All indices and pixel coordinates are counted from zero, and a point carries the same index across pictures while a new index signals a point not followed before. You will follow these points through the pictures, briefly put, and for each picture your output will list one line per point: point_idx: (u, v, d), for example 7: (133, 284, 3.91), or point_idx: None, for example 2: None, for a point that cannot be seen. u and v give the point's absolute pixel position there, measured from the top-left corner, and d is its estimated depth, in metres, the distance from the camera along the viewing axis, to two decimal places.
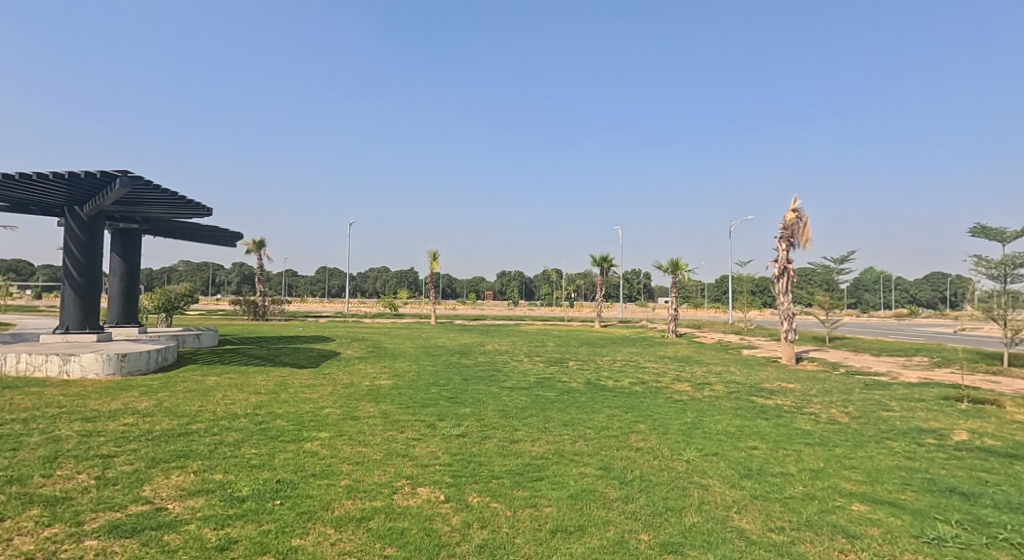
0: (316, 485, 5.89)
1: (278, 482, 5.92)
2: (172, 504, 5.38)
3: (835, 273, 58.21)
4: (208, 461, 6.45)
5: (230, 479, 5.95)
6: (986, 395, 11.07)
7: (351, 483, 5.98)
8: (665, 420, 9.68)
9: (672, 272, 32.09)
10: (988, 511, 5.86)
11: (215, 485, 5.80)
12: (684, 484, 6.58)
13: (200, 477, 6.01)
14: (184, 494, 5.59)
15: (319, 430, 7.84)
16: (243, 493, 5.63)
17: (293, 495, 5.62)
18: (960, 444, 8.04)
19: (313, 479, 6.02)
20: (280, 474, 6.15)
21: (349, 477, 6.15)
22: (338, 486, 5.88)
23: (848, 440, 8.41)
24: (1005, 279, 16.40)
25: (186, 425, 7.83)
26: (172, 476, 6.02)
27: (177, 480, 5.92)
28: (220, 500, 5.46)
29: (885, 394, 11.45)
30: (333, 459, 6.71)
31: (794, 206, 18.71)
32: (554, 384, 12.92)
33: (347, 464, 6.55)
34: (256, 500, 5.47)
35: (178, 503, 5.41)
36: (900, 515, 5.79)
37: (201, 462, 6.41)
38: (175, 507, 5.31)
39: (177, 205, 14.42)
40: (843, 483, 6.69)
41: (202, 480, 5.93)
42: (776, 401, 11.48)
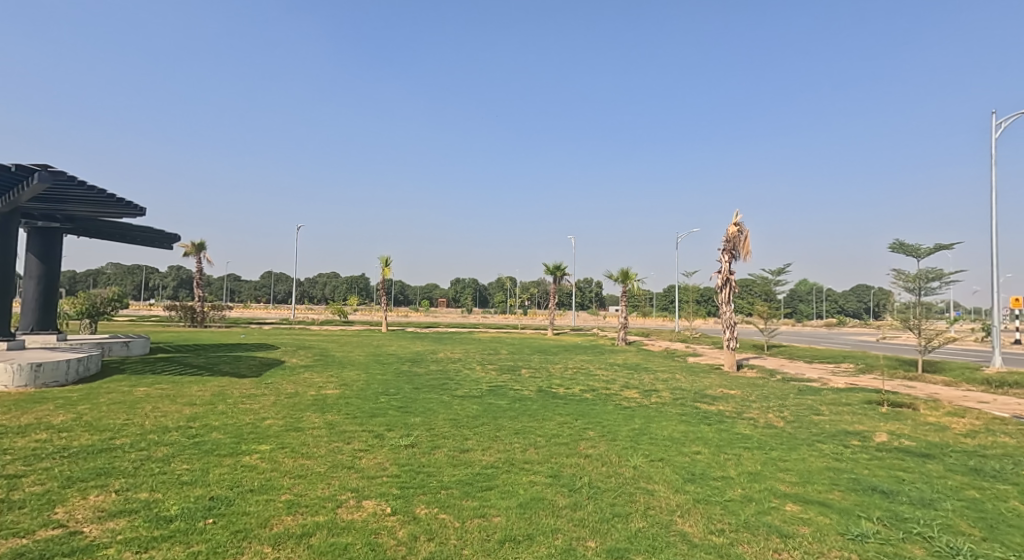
0: (254, 501, 5.75)
1: (211, 499, 5.75)
2: (88, 526, 5.14)
3: (772, 283, 60.72)
4: (133, 479, 6.18)
5: (157, 498, 5.73)
6: (903, 399, 11.82)
7: (292, 498, 5.86)
8: (613, 426, 9.90)
9: (622, 281, 32.77)
10: (905, 507, 6.25)
11: (139, 505, 5.57)
12: (631, 490, 6.76)
13: (122, 497, 5.75)
14: (103, 515, 5.34)
15: (259, 443, 7.64)
16: (171, 513, 5.42)
17: (228, 513, 5.47)
18: (881, 444, 8.58)
19: (250, 495, 5.87)
20: (214, 490, 5.97)
21: (290, 492, 6.02)
22: (277, 502, 5.75)
23: (783, 444, 8.83)
24: (920, 292, 17.60)
25: (108, 440, 7.47)
26: (90, 496, 5.74)
27: (95, 500, 5.65)
28: (144, 521, 5.24)
29: (816, 399, 12.07)
30: (273, 472, 6.55)
31: (736, 220, 19.50)
32: (506, 392, 13.00)
33: (288, 478, 6.41)
34: (185, 519, 5.30)
35: (97, 525, 5.17)
36: (828, 514, 6.13)
37: (123, 480, 6.14)
38: (91, 531, 5.07)
39: (106, 203, 13.80)
40: (779, 485, 7.01)
41: (124, 499, 5.68)
42: (718, 407, 11.95)
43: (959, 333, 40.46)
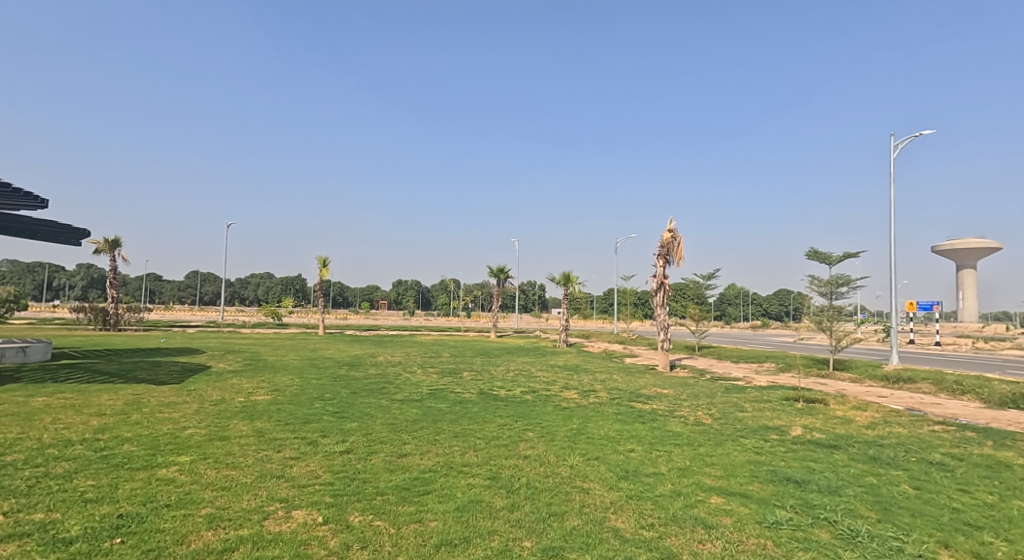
0: (169, 516, 5.51)
1: (120, 517, 5.47)
2: None
3: (703, 288, 63.26)
4: (28, 499, 5.78)
5: (56, 519, 5.39)
6: (817, 395, 12.62)
7: (213, 512, 5.65)
8: (552, 427, 10.08)
9: (563, 285, 33.26)
10: (815, 494, 6.69)
11: (34, 527, 5.22)
12: (567, 489, 6.91)
13: (15, 519, 5.37)
14: None
15: (178, 454, 7.31)
16: (71, 534, 5.12)
17: (139, 531, 5.21)
18: (796, 438, 9.13)
19: (166, 511, 5.62)
20: (124, 507, 5.68)
21: (211, 505, 5.80)
22: (196, 517, 5.53)
23: (710, 439, 9.26)
24: (832, 296, 18.80)
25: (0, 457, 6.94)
26: None
27: None
28: (40, 545, 4.92)
29: (740, 397, 12.71)
30: (193, 485, 6.29)
31: (670, 227, 20.22)
32: (446, 395, 12.97)
33: (210, 490, 6.18)
34: (88, 541, 5.01)
35: None
36: (748, 504, 6.48)
37: (17, 501, 5.73)
38: None
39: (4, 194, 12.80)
40: (705, 479, 7.34)
41: (17, 522, 5.31)
42: (652, 406, 12.37)
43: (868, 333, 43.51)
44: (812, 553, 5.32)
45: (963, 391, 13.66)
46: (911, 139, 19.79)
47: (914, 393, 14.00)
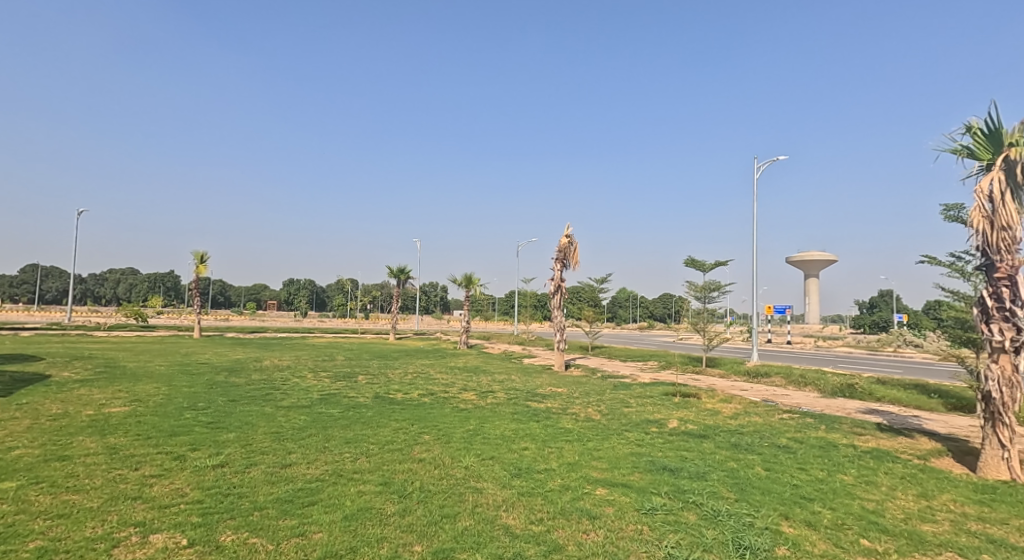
0: None
1: None
2: None
3: (597, 292, 66.04)
4: None
5: None
6: (692, 390, 13.70)
7: (47, 544, 5.16)
8: (448, 428, 10.15)
9: (465, 286, 33.38)
10: (686, 480, 7.29)
11: None
12: (461, 490, 7.01)
13: None
14: None
15: (3, 480, 6.56)
16: None
17: None
18: (672, 429, 9.89)
19: None
20: None
21: (46, 537, 5.29)
22: (26, 552, 5.03)
23: (598, 434, 9.77)
24: (705, 300, 20.46)
25: None
26: None
27: None
28: None
29: (627, 393, 13.49)
30: (23, 516, 5.69)
31: (567, 232, 21.00)
32: (339, 400, 12.61)
33: (45, 520, 5.62)
34: None
35: None
36: (628, 494, 6.92)
37: None
38: None
39: None
40: (592, 472, 7.74)
41: None
42: (546, 404, 12.81)
43: (735, 333, 47.61)
44: (681, 534, 5.80)
45: (807, 383, 15.47)
46: (770, 163, 22.15)
47: (769, 386, 15.63)
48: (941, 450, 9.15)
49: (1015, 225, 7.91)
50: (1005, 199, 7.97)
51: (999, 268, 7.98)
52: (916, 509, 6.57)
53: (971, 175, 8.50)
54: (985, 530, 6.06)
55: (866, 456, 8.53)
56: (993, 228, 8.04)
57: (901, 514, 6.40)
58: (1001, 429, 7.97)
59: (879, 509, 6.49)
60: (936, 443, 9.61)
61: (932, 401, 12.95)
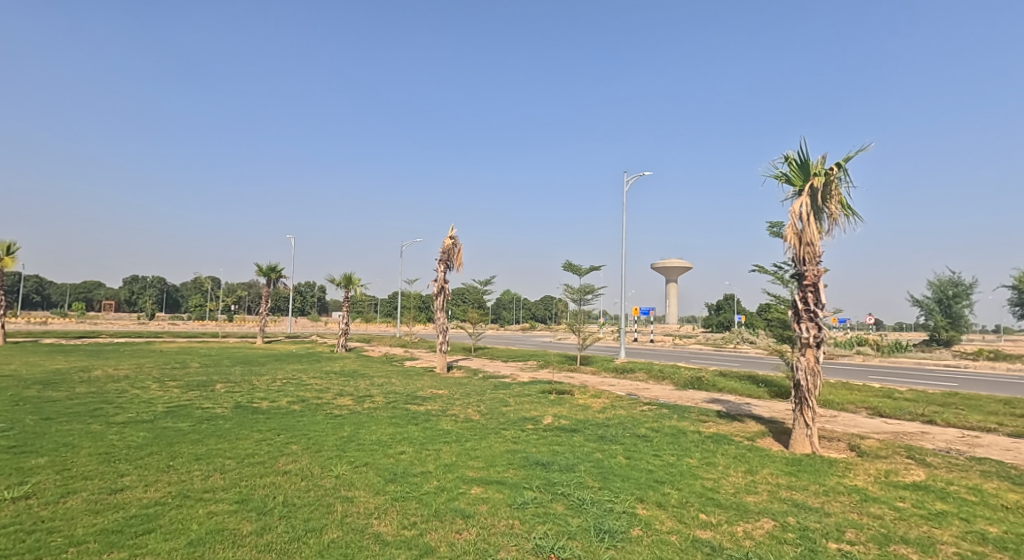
0: None
1: None
2: None
3: (481, 293, 66.57)
4: None
5: None
6: (566, 387, 14.22)
7: None
8: (319, 437, 9.65)
9: (344, 286, 32.04)
10: (557, 473, 7.54)
11: None
12: (330, 500, 6.68)
13: None
14: None
15: None
16: None
17: None
18: (547, 425, 10.19)
19: None
20: None
21: None
22: None
23: (476, 434, 9.81)
24: (581, 302, 21.40)
25: None
26: None
27: None
28: None
29: (507, 393, 13.70)
30: None
31: (452, 234, 20.91)
32: (191, 412, 11.49)
33: None
34: None
35: None
36: (503, 490, 7.00)
37: None
38: None
39: None
40: (468, 472, 7.74)
41: None
42: (426, 407, 12.63)
43: (606, 334, 50.21)
44: (549, 525, 5.97)
45: (663, 377, 16.75)
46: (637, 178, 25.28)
47: (632, 380, 16.72)
48: (763, 432, 10.47)
49: (815, 242, 9.29)
50: (810, 218, 9.30)
51: (807, 277, 9.24)
52: (744, 484, 7.45)
53: (786, 199, 9.71)
54: (792, 496, 7.09)
55: (708, 440, 9.46)
56: (801, 243, 9.36)
57: (732, 489, 7.20)
58: (805, 411, 9.36)
59: (716, 486, 7.24)
60: (760, 425, 10.92)
61: (760, 390, 14.64)
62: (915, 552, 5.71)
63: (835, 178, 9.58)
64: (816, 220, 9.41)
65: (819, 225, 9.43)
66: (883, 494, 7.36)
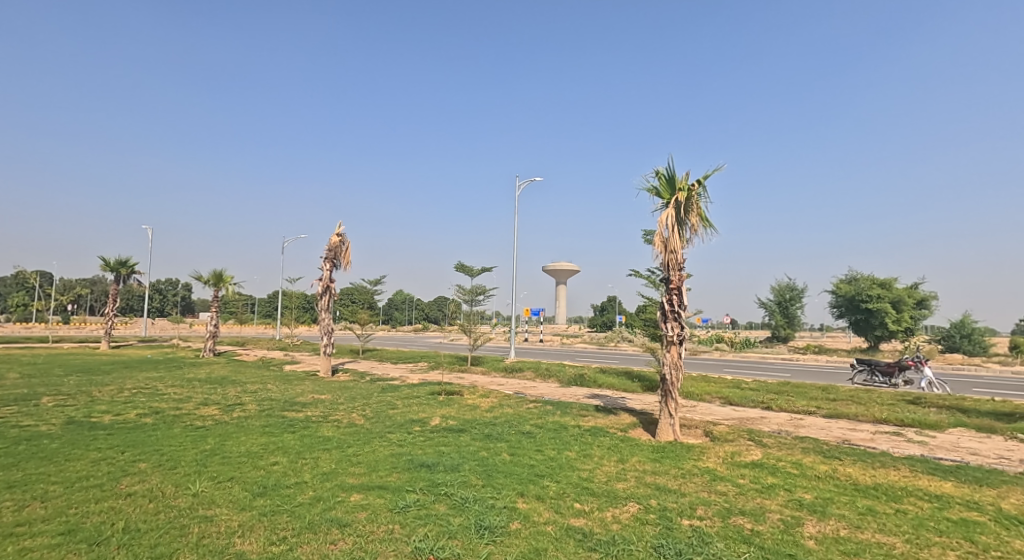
0: None
1: None
2: None
3: (369, 293, 64.81)
4: None
5: None
6: (455, 388, 14.39)
7: None
8: (175, 452, 9.02)
9: (213, 285, 29.86)
10: (441, 474, 7.69)
11: None
12: (184, 522, 6.33)
13: None
14: None
15: None
16: None
17: None
18: (434, 427, 10.31)
19: None
20: None
21: None
22: None
23: (359, 439, 9.69)
24: (472, 303, 21.67)
25: None
26: None
27: None
28: None
29: (395, 395, 13.61)
30: None
31: (339, 231, 20.29)
32: (11, 432, 10.17)
33: None
34: None
35: None
36: (383, 495, 7.02)
37: None
38: None
39: None
40: (347, 479, 7.65)
41: None
42: (305, 413, 12.21)
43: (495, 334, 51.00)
44: (429, 526, 6.11)
45: (550, 375, 17.47)
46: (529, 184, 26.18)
47: (520, 379, 17.26)
48: (634, 423, 11.34)
49: (678, 249, 10.30)
50: (675, 228, 10.28)
51: (672, 281, 10.23)
52: (615, 472, 8.06)
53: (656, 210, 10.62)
54: (656, 481, 7.81)
55: (585, 433, 10.09)
56: (667, 250, 10.33)
57: (605, 477, 7.78)
58: (670, 402, 10.30)
59: (590, 476, 7.78)
60: (632, 417, 11.81)
61: (634, 384, 15.76)
62: (750, 521, 6.55)
63: (695, 193, 10.63)
64: (679, 231, 10.41)
65: (681, 234, 10.45)
66: (728, 472, 8.35)
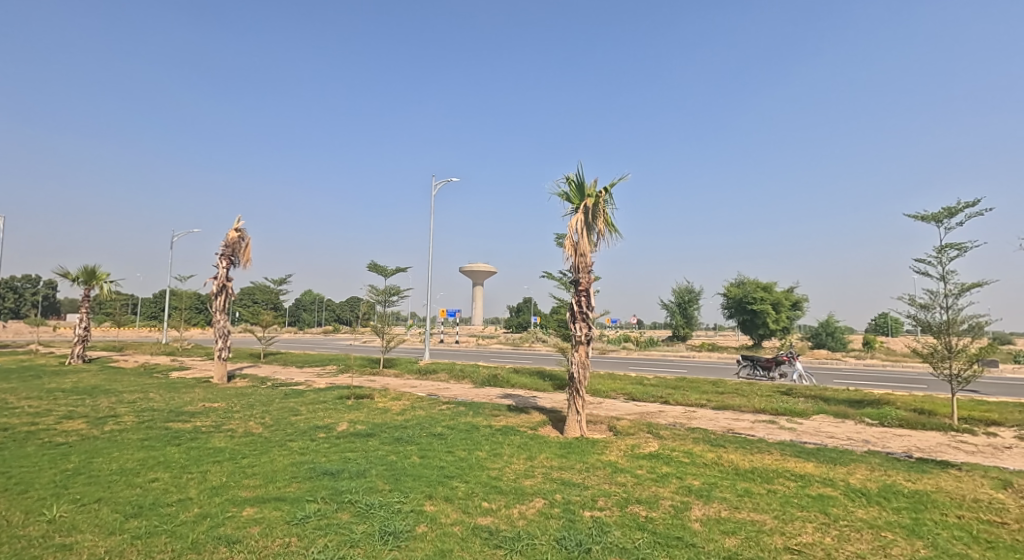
0: None
1: None
2: None
3: (273, 293, 61.87)
4: None
5: None
6: (365, 391, 14.19)
7: None
8: (30, 474, 8.26)
9: (85, 282, 27.42)
10: (345, 481, 7.64)
11: None
12: (37, 552, 5.83)
13: None
14: None
15: None
16: None
17: None
18: (340, 432, 10.16)
19: None
20: None
21: None
22: None
23: (256, 449, 9.37)
24: (385, 303, 21.36)
25: None
26: None
27: None
28: None
29: (298, 401, 13.22)
30: None
31: (237, 226, 19.34)
32: None
33: None
34: None
35: None
36: (280, 507, 6.86)
37: None
38: None
39: None
40: (239, 492, 7.39)
41: None
42: (194, 424, 11.57)
43: (408, 335, 50.39)
44: (330, 536, 6.08)
45: (464, 376, 17.61)
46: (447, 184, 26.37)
47: (434, 381, 17.28)
48: (544, 421, 11.75)
49: (587, 252, 10.79)
50: (584, 232, 10.74)
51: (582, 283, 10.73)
52: (523, 469, 8.36)
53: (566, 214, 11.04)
54: (562, 476, 8.18)
55: (497, 433, 10.34)
56: (577, 253, 10.78)
57: (513, 475, 8.05)
58: (576, 400, 10.78)
59: (499, 475, 8.02)
60: (543, 415, 12.21)
61: (545, 383, 16.24)
62: (645, 508, 7.04)
63: (603, 200, 11.16)
64: (588, 235, 10.89)
65: (590, 238, 10.95)
66: (628, 464, 8.89)
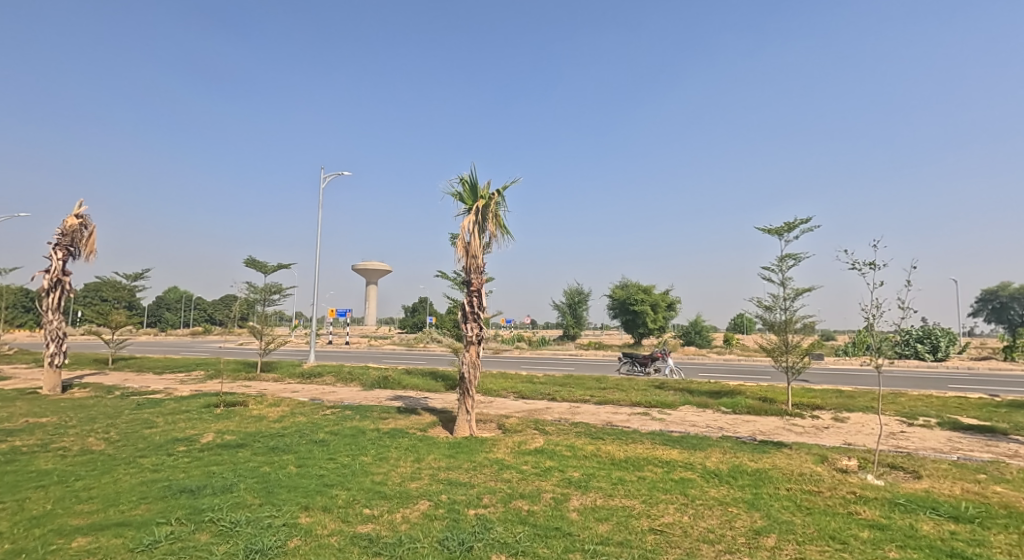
0: None
1: None
2: None
3: (131, 291, 56.02)
4: None
5: None
6: (237, 398, 13.37)
7: None
8: None
9: None
10: (206, 499, 7.20)
11: None
12: None
13: None
14: None
15: None
16: None
17: None
18: (204, 445, 9.53)
19: None
20: None
21: None
22: None
23: (95, 469, 8.50)
24: (266, 302, 20.16)
25: None
26: None
27: None
28: None
29: (153, 412, 12.17)
30: None
31: (78, 213, 17.42)
32: None
33: None
34: None
35: None
36: (123, 533, 6.30)
37: None
38: None
39: None
40: (70, 520, 6.66)
41: None
42: (12, 443, 10.22)
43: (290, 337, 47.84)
44: None
45: (351, 379, 17.14)
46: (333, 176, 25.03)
47: (319, 385, 16.66)
48: (434, 421, 11.79)
49: (479, 254, 10.98)
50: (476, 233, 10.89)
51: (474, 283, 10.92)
52: (410, 472, 8.36)
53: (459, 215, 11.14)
54: (449, 476, 8.29)
55: (384, 436, 10.23)
56: (469, 255, 10.94)
57: (399, 479, 8.04)
58: (467, 400, 10.94)
59: (384, 479, 7.96)
60: (432, 416, 12.24)
61: (437, 384, 16.23)
62: (526, 502, 7.35)
63: (495, 202, 11.41)
64: (480, 235, 11.05)
65: (481, 238, 11.13)
66: (514, 460, 9.19)
